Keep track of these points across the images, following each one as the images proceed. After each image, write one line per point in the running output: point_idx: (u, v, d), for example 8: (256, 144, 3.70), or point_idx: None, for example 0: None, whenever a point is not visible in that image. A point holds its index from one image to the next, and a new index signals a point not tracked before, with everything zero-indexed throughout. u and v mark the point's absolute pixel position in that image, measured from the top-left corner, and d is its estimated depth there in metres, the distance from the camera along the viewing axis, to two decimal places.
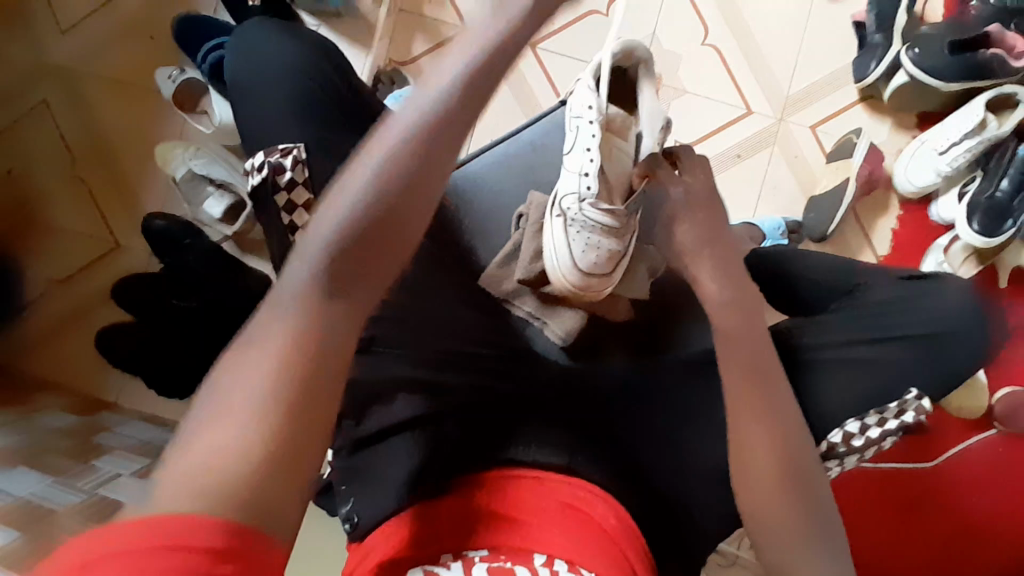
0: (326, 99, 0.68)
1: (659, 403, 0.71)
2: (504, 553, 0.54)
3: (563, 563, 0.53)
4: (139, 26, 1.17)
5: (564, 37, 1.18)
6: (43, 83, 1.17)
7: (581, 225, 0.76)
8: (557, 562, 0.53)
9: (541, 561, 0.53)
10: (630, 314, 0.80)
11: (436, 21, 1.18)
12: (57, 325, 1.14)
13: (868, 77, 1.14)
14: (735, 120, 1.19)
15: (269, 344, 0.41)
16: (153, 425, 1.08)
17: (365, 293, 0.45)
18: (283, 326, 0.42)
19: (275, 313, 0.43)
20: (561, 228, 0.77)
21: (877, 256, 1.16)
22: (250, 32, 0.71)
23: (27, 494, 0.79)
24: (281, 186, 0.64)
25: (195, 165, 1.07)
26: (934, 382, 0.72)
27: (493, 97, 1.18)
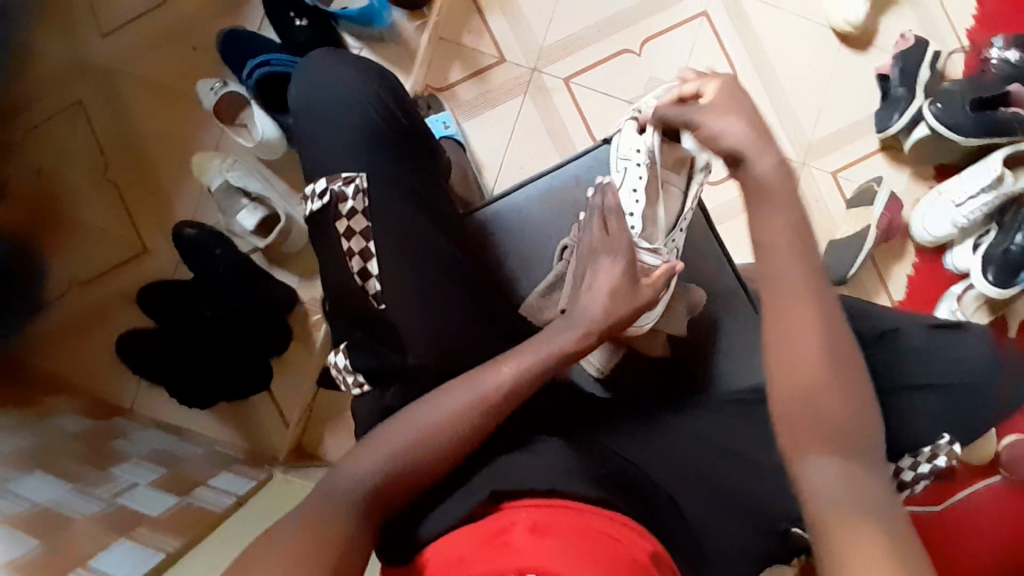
0: (390, 128, 0.71)
1: (691, 441, 0.73)
2: None
3: None
4: (179, 35, 1.17)
5: (598, 72, 1.21)
6: (80, 84, 1.17)
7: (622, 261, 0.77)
8: None
9: None
10: (666, 349, 0.80)
11: (473, 50, 1.21)
12: (78, 327, 1.13)
13: (890, 128, 1.18)
14: (758, 162, 1.22)
15: (333, 510, 0.57)
16: (168, 434, 1.07)
17: (416, 472, 0.61)
18: (352, 489, 0.59)
19: (343, 478, 0.60)
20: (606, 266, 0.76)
21: (892, 300, 1.19)
22: (317, 59, 0.73)
23: (44, 501, 0.77)
24: (341, 214, 0.68)
25: (231, 177, 1.09)
26: (966, 430, 0.74)
27: (525, 127, 1.20)
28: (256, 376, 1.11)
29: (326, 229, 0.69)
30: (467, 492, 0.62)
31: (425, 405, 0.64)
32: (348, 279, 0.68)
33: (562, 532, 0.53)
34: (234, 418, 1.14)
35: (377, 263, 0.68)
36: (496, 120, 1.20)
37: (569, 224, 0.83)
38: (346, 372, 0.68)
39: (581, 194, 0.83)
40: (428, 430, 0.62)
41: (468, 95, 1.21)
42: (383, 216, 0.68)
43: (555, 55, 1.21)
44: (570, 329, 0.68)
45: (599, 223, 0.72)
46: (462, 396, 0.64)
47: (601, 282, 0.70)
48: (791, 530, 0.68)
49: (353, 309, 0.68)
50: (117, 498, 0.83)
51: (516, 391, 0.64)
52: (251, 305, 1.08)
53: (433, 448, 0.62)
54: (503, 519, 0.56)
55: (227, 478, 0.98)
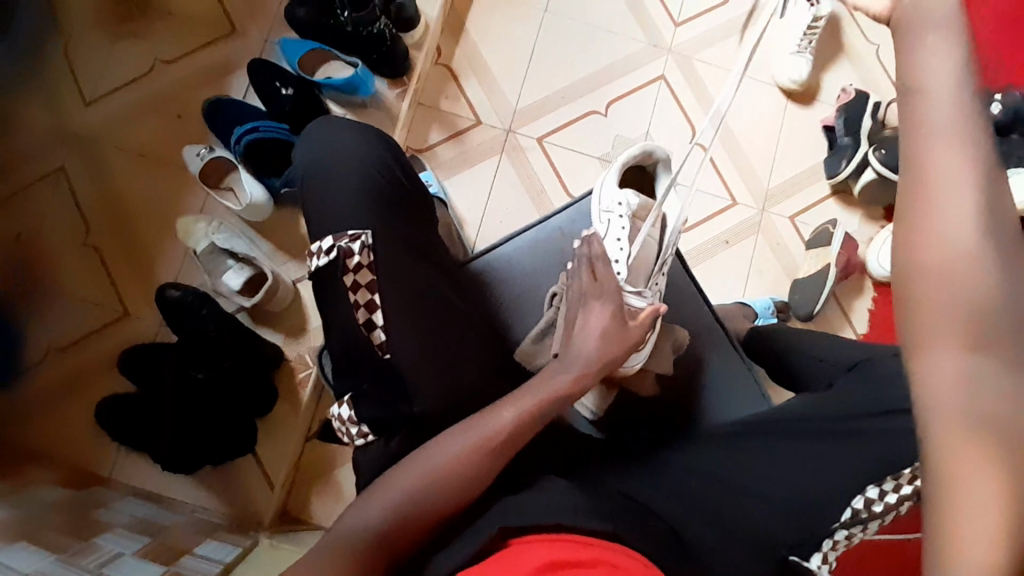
0: (389, 186, 0.75)
1: (686, 474, 0.75)
2: None
3: None
4: (165, 104, 1.21)
5: (568, 131, 1.29)
6: (63, 152, 1.19)
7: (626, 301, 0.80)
8: None
9: None
10: (656, 389, 0.85)
11: (452, 113, 1.28)
12: (54, 395, 1.10)
13: (840, 174, 1.27)
14: (722, 209, 1.30)
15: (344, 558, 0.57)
16: (149, 502, 1.03)
17: (423, 519, 0.62)
18: (361, 537, 0.59)
19: (348, 528, 0.61)
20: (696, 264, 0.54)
21: (856, 333, 1.26)
22: (319, 128, 0.79)
23: (33, 571, 0.74)
24: (348, 268, 0.70)
25: (217, 239, 1.10)
26: None
27: (502, 183, 1.26)
28: (243, 439, 1.09)
29: (334, 284, 0.71)
30: (472, 535, 0.62)
31: (429, 451, 0.65)
32: (354, 330, 0.70)
33: (567, 562, 0.54)
34: (219, 483, 1.11)
35: (382, 314, 0.70)
36: (476, 178, 1.26)
37: (557, 273, 0.87)
38: (351, 423, 0.69)
39: (567, 243, 0.88)
40: (431, 476, 0.63)
41: (448, 155, 1.27)
42: (385, 267, 0.71)
43: (529, 117, 1.29)
44: (566, 371, 0.70)
45: (588, 271, 0.77)
46: (463, 441, 0.65)
47: (593, 324, 0.73)
48: (789, 556, 0.72)
49: (355, 360, 0.70)
50: (103, 567, 0.80)
51: (516, 432, 0.66)
52: (242, 366, 1.08)
53: (438, 493, 0.63)
54: (509, 555, 0.57)
55: (214, 546, 0.95)
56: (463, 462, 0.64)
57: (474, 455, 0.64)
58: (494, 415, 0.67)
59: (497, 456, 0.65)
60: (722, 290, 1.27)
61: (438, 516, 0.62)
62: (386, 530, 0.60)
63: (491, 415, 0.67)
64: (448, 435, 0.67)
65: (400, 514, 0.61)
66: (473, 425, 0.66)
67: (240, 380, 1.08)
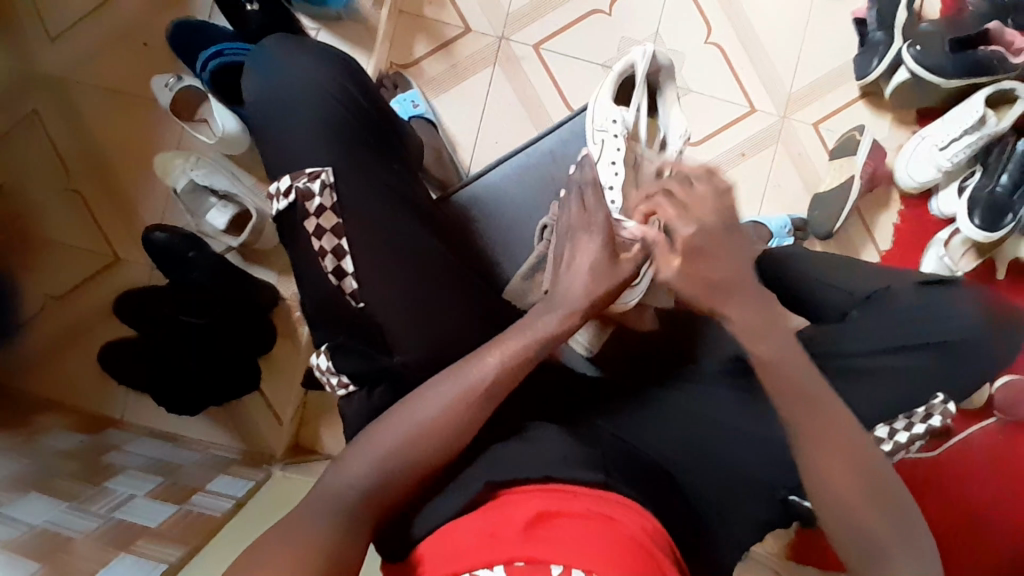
0: (354, 119, 0.68)
1: (689, 412, 0.72)
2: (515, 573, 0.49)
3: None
4: (129, 31, 1.12)
5: (566, 38, 1.17)
6: (31, 91, 1.12)
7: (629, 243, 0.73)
8: None
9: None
10: (654, 323, 0.83)
11: (438, 22, 1.17)
12: (57, 344, 1.11)
13: (870, 75, 1.14)
14: (739, 118, 1.19)
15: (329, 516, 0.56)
16: (162, 442, 1.06)
17: (408, 476, 0.60)
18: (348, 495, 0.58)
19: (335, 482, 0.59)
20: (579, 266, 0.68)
21: (879, 250, 1.18)
22: (273, 50, 0.70)
23: (43, 522, 0.77)
24: (309, 211, 0.65)
25: (196, 176, 1.05)
26: (956, 385, 0.72)
27: (497, 99, 1.16)
28: (247, 377, 1.10)
29: (296, 228, 0.66)
30: (464, 484, 0.62)
31: (412, 403, 0.62)
32: (324, 281, 0.66)
33: (556, 516, 0.54)
34: (229, 420, 1.13)
35: (352, 260, 0.66)
36: (466, 96, 1.16)
37: (548, 202, 0.81)
38: (331, 373, 0.66)
39: (558, 170, 0.81)
40: (412, 432, 0.61)
41: (435, 70, 1.16)
42: (355, 211, 0.66)
43: (522, 22, 1.17)
44: (554, 313, 0.66)
45: (577, 202, 0.70)
46: (448, 393, 0.62)
47: (580, 263, 0.68)
48: (789, 498, 0.69)
49: (332, 311, 0.67)
50: (114, 512, 0.83)
51: (500, 382, 0.63)
52: (237, 308, 1.06)
53: (422, 450, 0.60)
54: (499, 508, 0.57)
55: (226, 481, 0.98)
56: (448, 417, 0.61)
57: (460, 409, 0.62)
58: (478, 369, 0.63)
59: (480, 407, 0.62)
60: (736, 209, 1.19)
61: (426, 469, 0.61)
62: (374, 485, 0.59)
63: (474, 367, 0.63)
64: (429, 384, 0.64)
65: (385, 469, 0.60)
66: (457, 378, 0.63)
67: (238, 323, 1.07)
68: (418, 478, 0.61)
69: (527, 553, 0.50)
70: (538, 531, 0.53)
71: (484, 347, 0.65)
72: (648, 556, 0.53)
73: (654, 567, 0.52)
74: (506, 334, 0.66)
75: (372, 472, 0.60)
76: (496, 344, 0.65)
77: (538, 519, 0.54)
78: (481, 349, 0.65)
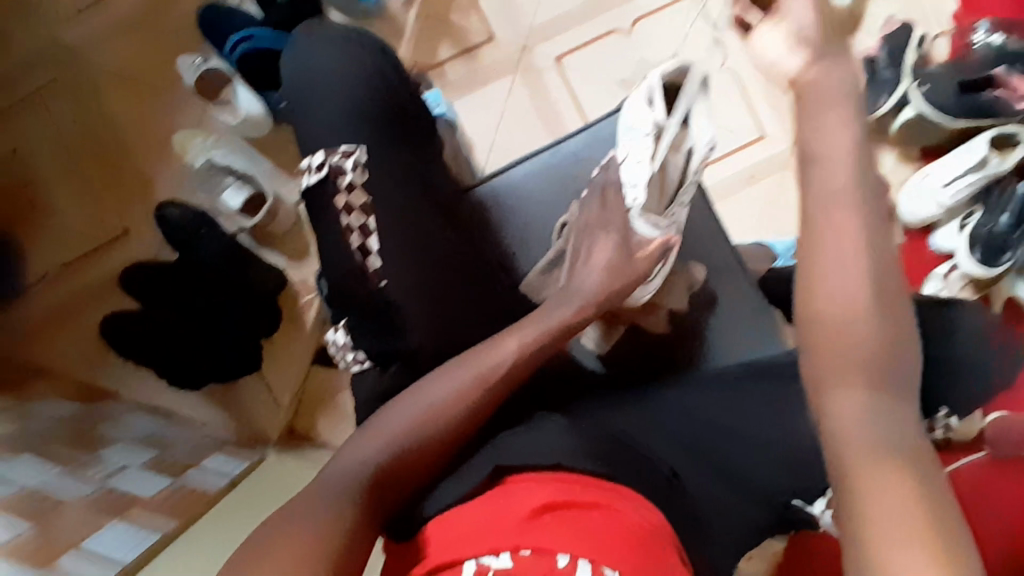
0: (386, 101, 0.70)
1: (696, 415, 0.73)
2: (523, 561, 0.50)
3: (587, 565, 0.50)
4: (161, 12, 1.14)
5: (588, 52, 1.20)
6: (58, 62, 1.13)
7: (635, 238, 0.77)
8: (581, 566, 0.50)
9: (562, 565, 0.50)
10: (667, 327, 0.81)
11: (464, 28, 1.20)
12: (58, 313, 1.09)
13: (880, 109, 1.17)
14: (747, 143, 1.22)
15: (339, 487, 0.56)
16: (155, 419, 1.03)
17: (419, 458, 0.60)
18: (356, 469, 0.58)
19: (347, 457, 0.59)
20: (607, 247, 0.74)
21: None
22: (312, 34, 0.72)
23: (34, 484, 0.76)
24: (340, 188, 0.66)
25: (215, 156, 1.06)
26: (958, 405, 0.75)
27: (516, 107, 1.19)
28: (248, 359, 1.09)
29: (324, 205, 0.67)
30: (470, 467, 0.62)
31: (428, 384, 0.63)
32: (347, 255, 0.66)
33: (561, 506, 0.55)
34: (224, 403, 1.12)
35: (378, 239, 0.66)
36: (488, 100, 1.19)
37: (568, 203, 0.82)
38: (346, 349, 0.68)
39: (579, 172, 0.83)
40: (426, 412, 0.61)
41: (459, 73, 1.19)
42: (383, 191, 0.67)
43: (546, 35, 1.20)
44: (571, 301, 0.69)
45: (596, 202, 0.76)
46: (464, 375, 0.63)
47: (598, 257, 0.73)
48: (792, 502, 0.70)
49: (353, 287, 0.67)
50: (108, 479, 0.82)
51: (514, 368, 0.64)
52: (245, 289, 1.07)
53: (434, 434, 0.60)
54: (505, 497, 0.57)
55: (219, 460, 0.96)
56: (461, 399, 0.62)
57: (475, 393, 0.62)
58: (493, 355, 0.64)
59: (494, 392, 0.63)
60: (743, 229, 1.21)
61: (437, 448, 0.61)
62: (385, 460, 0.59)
63: (491, 353, 0.64)
64: (447, 366, 0.64)
65: (400, 450, 0.59)
66: (474, 363, 0.64)
67: (242, 304, 1.07)
68: (429, 462, 0.61)
69: (533, 543, 0.51)
70: (543, 520, 0.53)
71: (503, 333, 0.66)
72: (650, 544, 0.54)
73: (656, 556, 0.53)
74: (525, 321, 0.68)
75: (383, 449, 0.59)
76: (513, 329, 0.67)
77: (544, 509, 0.54)
78: (498, 336, 0.66)
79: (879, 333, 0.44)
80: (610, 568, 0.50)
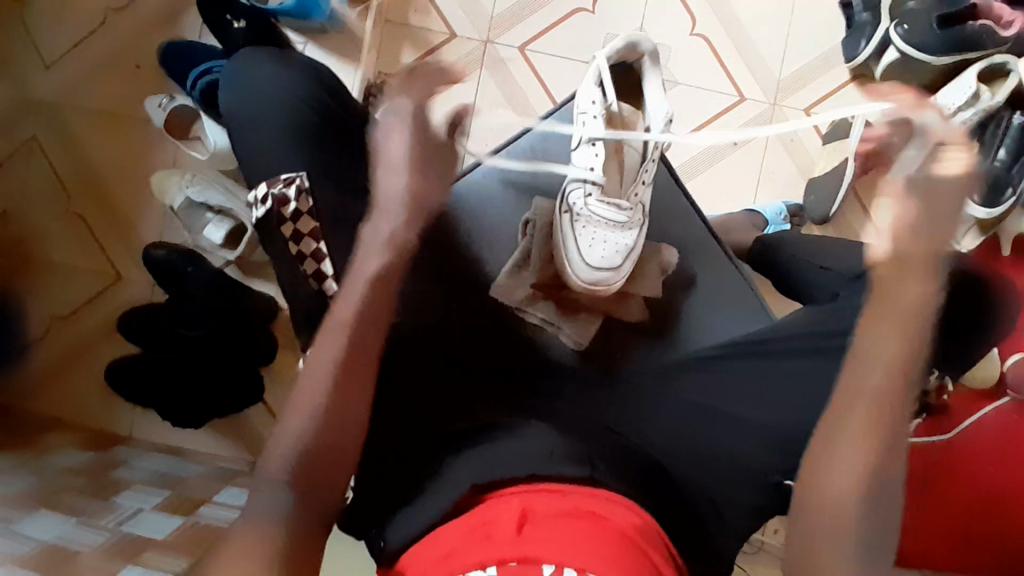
0: (326, 125, 0.69)
1: (681, 402, 0.72)
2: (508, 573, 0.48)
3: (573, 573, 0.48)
4: (123, 57, 1.15)
5: (551, 37, 1.17)
6: (32, 119, 1.15)
7: (587, 220, 0.81)
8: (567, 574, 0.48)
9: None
10: (644, 314, 0.81)
11: (423, 29, 1.18)
12: (65, 363, 1.12)
13: (859, 56, 1.14)
14: (728, 108, 1.17)
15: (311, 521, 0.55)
16: (168, 456, 1.07)
17: (335, 476, 0.57)
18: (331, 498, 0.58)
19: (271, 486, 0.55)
20: (569, 224, 0.81)
21: (879, 234, 1.15)
22: (241, 63, 0.71)
23: (52, 537, 0.77)
24: (285, 216, 0.66)
25: (191, 193, 1.07)
26: (954, 360, 0.73)
27: (484, 101, 1.17)
28: (248, 388, 1.10)
29: (274, 233, 0.67)
30: (449, 482, 0.61)
31: (303, 374, 0.59)
32: (303, 283, 0.67)
33: (541, 515, 0.54)
34: (232, 432, 1.13)
35: (331, 263, 0.66)
36: (455, 99, 1.17)
37: (530, 199, 0.83)
38: None
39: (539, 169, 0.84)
40: (315, 408, 0.57)
41: None
42: (332, 215, 0.67)
43: (507, 24, 1.18)
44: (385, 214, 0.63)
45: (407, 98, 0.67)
46: (323, 353, 0.59)
47: (395, 150, 0.64)
48: (783, 482, 0.67)
49: (312, 311, 0.67)
50: (121, 525, 0.83)
51: (371, 321, 0.61)
52: (236, 318, 1.08)
53: (335, 427, 0.57)
54: (488, 510, 0.56)
55: (232, 492, 0.98)
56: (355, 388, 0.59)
57: (358, 371, 0.59)
58: (349, 315, 0.60)
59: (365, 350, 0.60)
60: (731, 198, 1.17)
61: (342, 425, 0.57)
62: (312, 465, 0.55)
63: (344, 318, 0.59)
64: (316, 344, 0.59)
65: (307, 449, 0.56)
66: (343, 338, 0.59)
67: (237, 334, 1.08)
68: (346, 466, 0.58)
69: (518, 553, 0.49)
70: (527, 531, 0.52)
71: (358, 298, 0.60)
72: (636, 550, 0.53)
73: (642, 562, 0.52)
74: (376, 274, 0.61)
75: (295, 455, 0.56)
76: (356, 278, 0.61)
77: (523, 520, 0.53)
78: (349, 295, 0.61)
79: (874, 437, 0.54)
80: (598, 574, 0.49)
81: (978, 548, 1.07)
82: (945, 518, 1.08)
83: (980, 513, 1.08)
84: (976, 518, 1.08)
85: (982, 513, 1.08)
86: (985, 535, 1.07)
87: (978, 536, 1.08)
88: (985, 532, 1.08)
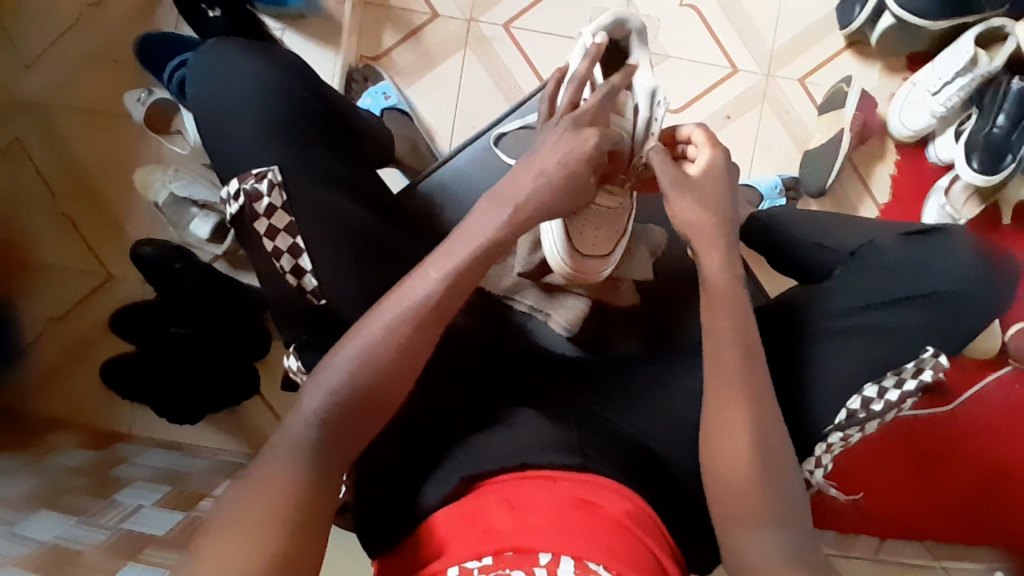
0: (300, 116, 0.68)
1: (673, 386, 0.71)
2: (504, 562, 0.48)
3: (569, 561, 0.47)
4: (101, 52, 1.13)
5: (537, 13, 1.14)
6: (14, 119, 1.14)
7: None
8: (562, 564, 0.47)
9: (544, 561, 0.48)
10: (634, 299, 0.81)
11: (405, 10, 1.15)
12: (62, 363, 1.12)
13: (854, 22, 1.10)
14: (721, 80, 1.14)
15: None
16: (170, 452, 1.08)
17: None
18: None
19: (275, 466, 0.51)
20: None
21: (877, 204, 1.13)
22: (210, 54, 0.69)
23: (53, 537, 0.76)
24: (259, 213, 0.64)
25: (175, 188, 1.06)
26: (952, 336, 0.71)
27: (470, 83, 1.14)
28: (243, 382, 1.10)
29: (248, 230, 0.66)
30: (437, 474, 0.60)
31: (348, 344, 0.56)
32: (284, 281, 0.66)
33: (533, 504, 0.53)
34: (232, 425, 1.14)
35: (309, 258, 0.65)
36: (439, 82, 1.14)
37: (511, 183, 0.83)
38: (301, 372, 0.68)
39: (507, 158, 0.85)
40: (356, 383, 0.55)
41: (406, 59, 1.15)
42: (311, 209, 0.65)
43: (489, 2, 1.15)
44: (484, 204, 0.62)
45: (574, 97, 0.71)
46: (371, 334, 0.56)
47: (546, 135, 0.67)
48: None
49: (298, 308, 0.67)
50: (123, 522, 0.83)
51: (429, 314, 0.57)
52: (227, 315, 1.07)
53: (374, 408, 0.55)
54: (480, 498, 0.56)
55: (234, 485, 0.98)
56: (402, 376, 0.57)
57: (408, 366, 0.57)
58: (412, 306, 0.57)
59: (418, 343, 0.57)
60: None
61: (373, 401, 0.55)
62: (317, 447, 0.52)
63: (406, 307, 0.57)
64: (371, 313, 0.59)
65: (337, 415, 0.54)
66: (402, 322, 0.57)
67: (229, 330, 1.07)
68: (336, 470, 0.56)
69: (516, 542, 0.49)
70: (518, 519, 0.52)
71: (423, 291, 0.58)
72: (632, 538, 0.52)
73: (637, 546, 0.51)
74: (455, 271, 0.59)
75: None
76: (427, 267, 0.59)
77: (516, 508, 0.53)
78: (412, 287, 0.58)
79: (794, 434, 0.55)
80: (594, 562, 0.48)
81: (980, 517, 1.07)
82: (948, 489, 1.08)
83: (982, 484, 1.08)
84: (978, 488, 1.08)
85: (983, 483, 1.08)
86: (986, 505, 1.07)
87: (980, 506, 1.08)
88: (987, 502, 1.08)
